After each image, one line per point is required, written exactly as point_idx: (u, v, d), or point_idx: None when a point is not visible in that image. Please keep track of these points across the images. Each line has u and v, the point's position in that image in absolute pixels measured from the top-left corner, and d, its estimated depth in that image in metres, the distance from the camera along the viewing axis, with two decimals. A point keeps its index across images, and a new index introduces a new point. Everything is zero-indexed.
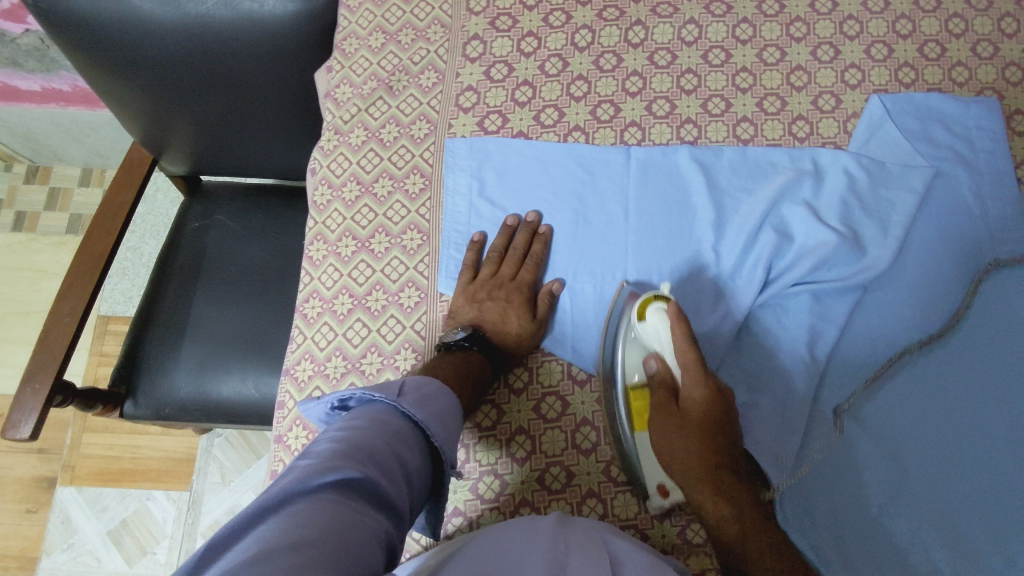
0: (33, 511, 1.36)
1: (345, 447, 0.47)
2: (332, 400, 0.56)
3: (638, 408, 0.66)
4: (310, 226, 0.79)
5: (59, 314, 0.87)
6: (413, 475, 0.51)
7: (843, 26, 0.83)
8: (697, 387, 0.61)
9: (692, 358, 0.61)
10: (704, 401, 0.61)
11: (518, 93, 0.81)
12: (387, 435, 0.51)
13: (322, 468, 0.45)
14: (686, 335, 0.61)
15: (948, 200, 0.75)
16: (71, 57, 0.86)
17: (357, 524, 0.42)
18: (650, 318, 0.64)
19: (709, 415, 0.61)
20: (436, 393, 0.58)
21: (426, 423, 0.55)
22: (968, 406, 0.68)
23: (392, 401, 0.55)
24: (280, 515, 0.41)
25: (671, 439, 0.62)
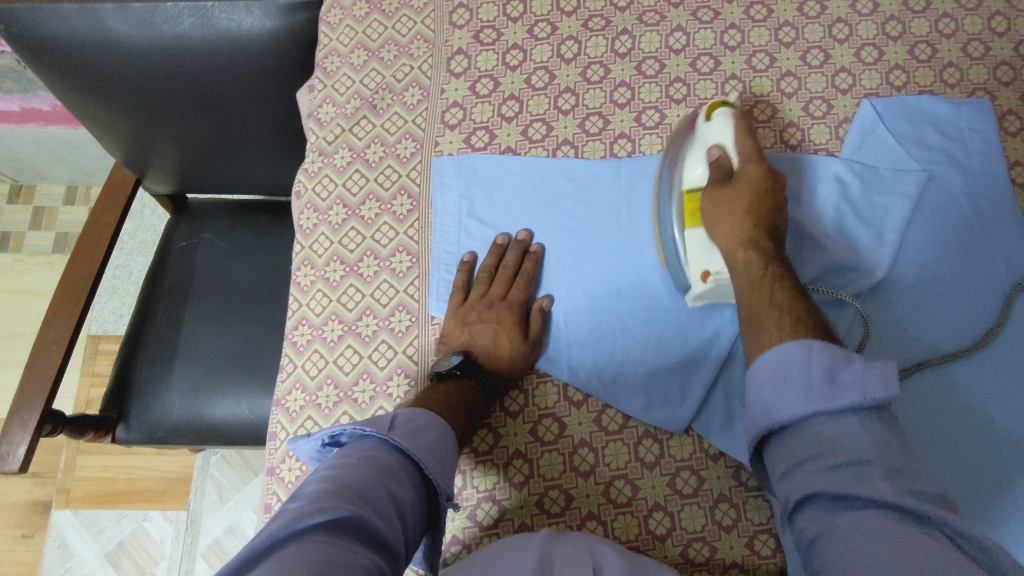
0: (28, 536, 1.34)
1: (334, 486, 0.46)
2: (323, 436, 0.55)
3: (691, 202, 0.68)
4: (297, 251, 0.77)
5: (45, 343, 0.86)
6: (407, 510, 0.50)
7: (832, 30, 0.82)
8: (755, 164, 0.66)
9: (752, 145, 0.67)
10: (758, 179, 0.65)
11: (505, 108, 0.80)
12: (377, 472, 0.50)
13: (309, 509, 0.44)
14: (746, 128, 0.68)
15: (943, 203, 0.75)
16: (47, 80, 0.84)
17: (349, 563, 0.41)
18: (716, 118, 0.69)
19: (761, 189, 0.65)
20: (428, 424, 0.57)
21: (418, 456, 0.53)
22: (967, 413, 0.68)
23: (383, 435, 0.54)
24: (268, 562, 0.40)
25: (723, 205, 0.65)
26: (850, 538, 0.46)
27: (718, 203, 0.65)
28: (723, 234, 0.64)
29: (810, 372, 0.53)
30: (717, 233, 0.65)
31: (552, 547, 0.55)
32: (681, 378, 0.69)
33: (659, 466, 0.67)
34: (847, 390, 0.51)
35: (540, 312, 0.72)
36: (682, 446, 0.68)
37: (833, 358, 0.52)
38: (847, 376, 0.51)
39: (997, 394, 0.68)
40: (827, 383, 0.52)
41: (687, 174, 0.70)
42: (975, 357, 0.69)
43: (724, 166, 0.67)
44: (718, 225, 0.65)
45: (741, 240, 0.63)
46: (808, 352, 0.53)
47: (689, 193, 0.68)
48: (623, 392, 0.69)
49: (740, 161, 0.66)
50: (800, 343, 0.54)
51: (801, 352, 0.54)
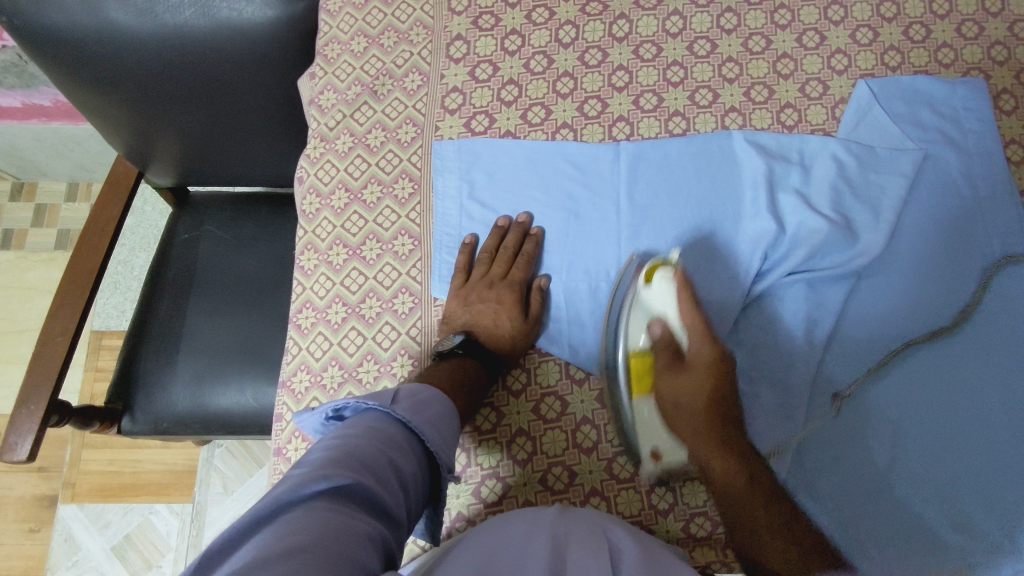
0: (36, 530, 1.35)
1: (339, 455, 0.47)
2: (326, 409, 0.55)
3: (641, 373, 0.65)
4: (301, 235, 0.78)
5: (50, 334, 0.86)
6: (409, 482, 0.51)
7: (828, 11, 0.82)
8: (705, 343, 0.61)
9: (701, 321, 0.61)
10: (713, 363, 0.61)
11: (504, 92, 0.80)
12: (381, 442, 0.50)
13: (314, 477, 0.44)
14: (692, 299, 0.62)
15: (938, 182, 0.75)
16: (50, 73, 0.85)
17: (352, 530, 0.42)
18: (659, 284, 0.64)
19: (715, 375, 0.60)
20: (431, 398, 0.57)
21: (421, 429, 0.54)
22: (964, 390, 0.68)
23: (386, 408, 0.54)
24: (276, 523, 0.40)
25: (680, 399, 0.62)
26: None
27: (677, 398, 0.62)
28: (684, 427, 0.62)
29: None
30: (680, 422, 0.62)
31: (559, 519, 0.56)
32: None
33: None
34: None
35: (539, 292, 0.73)
36: None
37: None
38: None
39: (994, 369, 0.68)
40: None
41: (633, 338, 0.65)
42: (972, 335, 0.70)
43: (670, 343, 0.63)
44: (680, 419, 0.62)
45: (705, 436, 0.60)
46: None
47: (639, 363, 0.65)
48: None
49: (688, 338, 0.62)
50: None
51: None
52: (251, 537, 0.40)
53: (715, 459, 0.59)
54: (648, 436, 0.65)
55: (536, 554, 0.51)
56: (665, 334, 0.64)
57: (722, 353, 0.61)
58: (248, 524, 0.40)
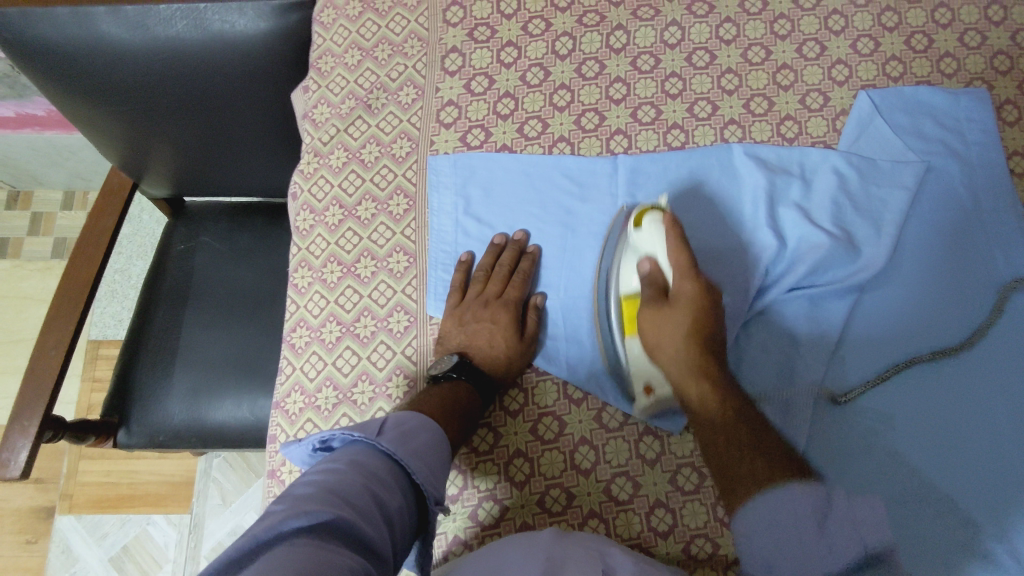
0: (33, 541, 1.34)
1: (320, 491, 0.46)
2: (314, 441, 0.55)
3: (628, 314, 0.66)
4: (294, 252, 0.77)
5: (44, 346, 0.86)
6: (394, 516, 0.50)
7: (828, 21, 0.81)
8: (691, 281, 0.62)
9: (685, 256, 0.63)
10: (696, 298, 0.62)
11: (500, 105, 0.79)
12: (364, 476, 0.50)
13: (293, 513, 0.43)
14: (680, 240, 0.63)
15: (941, 194, 0.74)
16: (41, 85, 0.84)
17: (334, 565, 0.40)
18: (647, 227, 0.66)
19: (698, 310, 0.62)
20: (417, 427, 0.57)
21: (406, 460, 0.53)
22: (968, 406, 0.67)
23: (371, 440, 0.53)
24: (256, 562, 0.39)
25: (660, 331, 0.63)
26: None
27: (659, 328, 0.63)
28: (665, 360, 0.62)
29: (799, 521, 0.50)
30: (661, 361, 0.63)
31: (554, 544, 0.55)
32: None
33: (660, 462, 0.67)
34: (839, 535, 0.50)
35: (536, 310, 0.72)
36: (683, 442, 0.67)
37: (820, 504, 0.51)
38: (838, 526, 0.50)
39: (993, 385, 0.67)
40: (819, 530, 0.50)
41: (624, 282, 0.67)
42: (974, 350, 0.69)
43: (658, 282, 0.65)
44: (662, 355, 0.63)
45: (687, 370, 0.61)
46: (790, 496, 0.51)
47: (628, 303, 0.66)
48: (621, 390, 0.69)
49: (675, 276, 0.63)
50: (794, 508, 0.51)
51: (781, 503, 0.51)
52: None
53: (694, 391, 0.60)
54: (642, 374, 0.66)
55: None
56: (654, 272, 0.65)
57: (709, 290, 0.63)
58: (227, 564, 0.39)
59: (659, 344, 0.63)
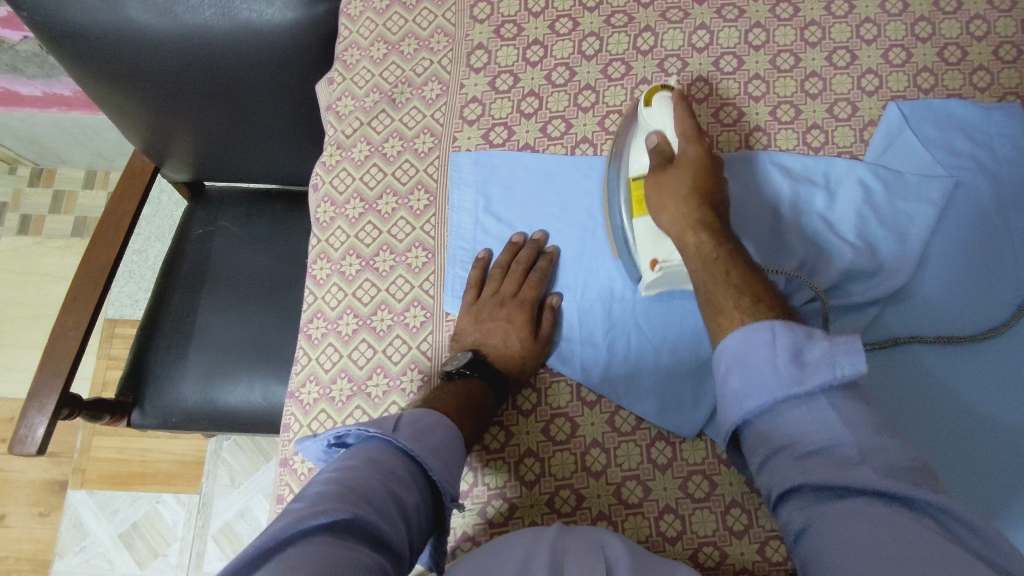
0: (46, 514, 1.37)
1: (338, 489, 0.47)
2: (328, 437, 0.55)
3: (638, 191, 0.69)
4: (314, 243, 0.77)
5: (63, 328, 0.87)
6: (411, 512, 0.50)
7: (860, 30, 0.80)
8: (695, 143, 0.66)
9: (690, 125, 0.67)
10: (698, 158, 0.66)
11: (524, 104, 0.79)
12: (381, 474, 0.50)
13: (312, 512, 0.44)
14: (686, 109, 0.68)
15: (968, 211, 0.73)
16: (69, 68, 0.85)
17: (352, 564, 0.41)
18: (656, 103, 0.70)
19: (700, 169, 0.65)
20: (433, 424, 0.57)
21: (423, 456, 0.53)
22: (982, 426, 0.67)
23: (387, 436, 0.53)
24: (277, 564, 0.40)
25: (663, 189, 0.66)
26: (838, 530, 0.46)
27: (662, 188, 0.66)
28: (667, 216, 0.65)
29: (776, 353, 0.54)
30: (663, 218, 0.65)
31: (562, 542, 0.56)
32: (695, 383, 0.68)
33: (670, 469, 0.67)
34: (813, 368, 0.52)
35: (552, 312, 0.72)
36: (695, 450, 0.67)
37: (798, 339, 0.54)
38: (813, 357, 0.52)
39: (1004, 400, 0.68)
40: (794, 364, 0.53)
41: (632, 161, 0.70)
42: (989, 369, 0.69)
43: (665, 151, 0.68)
44: (665, 212, 0.65)
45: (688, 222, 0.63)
46: (771, 331, 0.55)
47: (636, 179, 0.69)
48: (635, 393, 0.69)
49: (680, 141, 0.67)
50: (763, 326, 0.55)
51: (762, 336, 0.55)
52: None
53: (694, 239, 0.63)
54: (647, 248, 0.68)
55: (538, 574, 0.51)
56: (661, 142, 0.68)
57: (710, 155, 0.67)
58: (249, 561, 0.41)
59: (663, 198, 0.65)
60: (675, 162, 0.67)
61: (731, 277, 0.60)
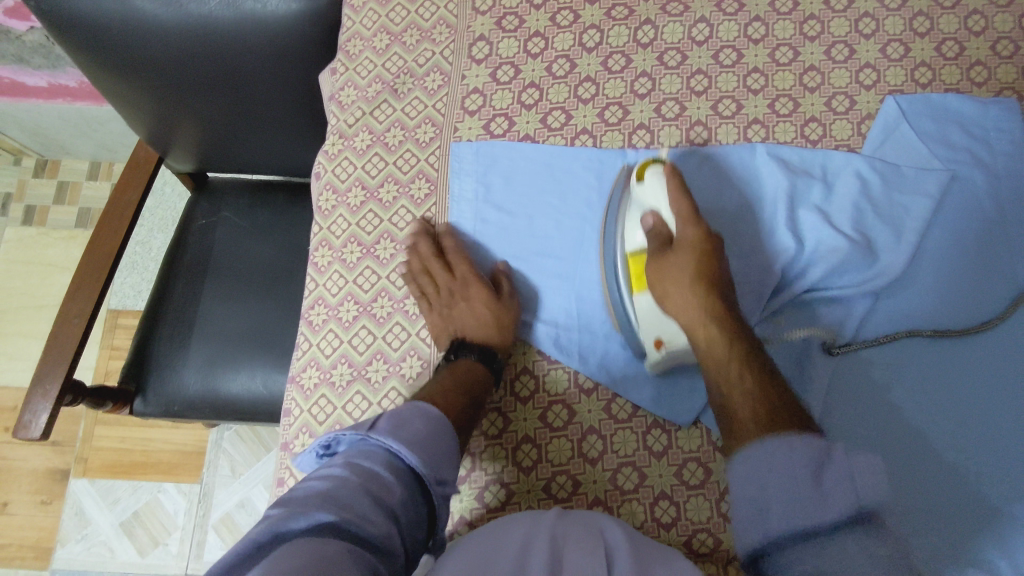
0: (48, 502, 1.38)
1: (321, 492, 0.48)
2: (316, 447, 0.56)
3: (637, 269, 0.66)
4: (316, 231, 0.78)
5: (67, 316, 0.88)
6: (398, 510, 0.50)
7: (859, 24, 0.81)
8: (694, 226, 0.63)
9: (686, 204, 0.64)
10: (699, 242, 0.63)
11: (525, 95, 0.80)
12: (363, 475, 0.50)
13: (294, 514, 0.46)
14: (681, 187, 0.64)
15: (964, 204, 0.74)
16: (75, 58, 0.86)
17: (333, 556, 0.42)
18: (649, 179, 0.66)
19: (701, 254, 0.62)
20: (413, 414, 0.56)
21: (400, 446, 0.53)
22: (983, 418, 0.67)
23: (363, 435, 0.54)
24: (261, 561, 0.42)
25: (667, 277, 0.63)
26: None
27: (665, 276, 0.63)
28: (674, 305, 0.63)
29: (798, 474, 0.51)
30: (669, 308, 0.63)
31: (559, 526, 0.56)
32: (691, 373, 0.69)
33: (666, 456, 0.67)
34: (836, 494, 0.50)
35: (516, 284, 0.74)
36: (691, 438, 0.68)
37: (819, 454, 0.52)
38: (832, 475, 0.51)
39: (1002, 396, 0.68)
40: (813, 482, 0.51)
41: (627, 239, 0.68)
42: (986, 362, 0.69)
43: (663, 233, 0.65)
44: (671, 303, 0.63)
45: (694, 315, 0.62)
46: (790, 448, 0.53)
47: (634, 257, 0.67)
48: (632, 382, 0.69)
49: (679, 223, 0.64)
50: (786, 443, 0.53)
51: (783, 449, 0.53)
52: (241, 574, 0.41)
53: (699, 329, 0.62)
54: (650, 328, 0.66)
55: (536, 561, 0.52)
56: (658, 223, 0.65)
57: (709, 236, 0.64)
58: (238, 561, 0.43)
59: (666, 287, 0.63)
60: (675, 245, 0.64)
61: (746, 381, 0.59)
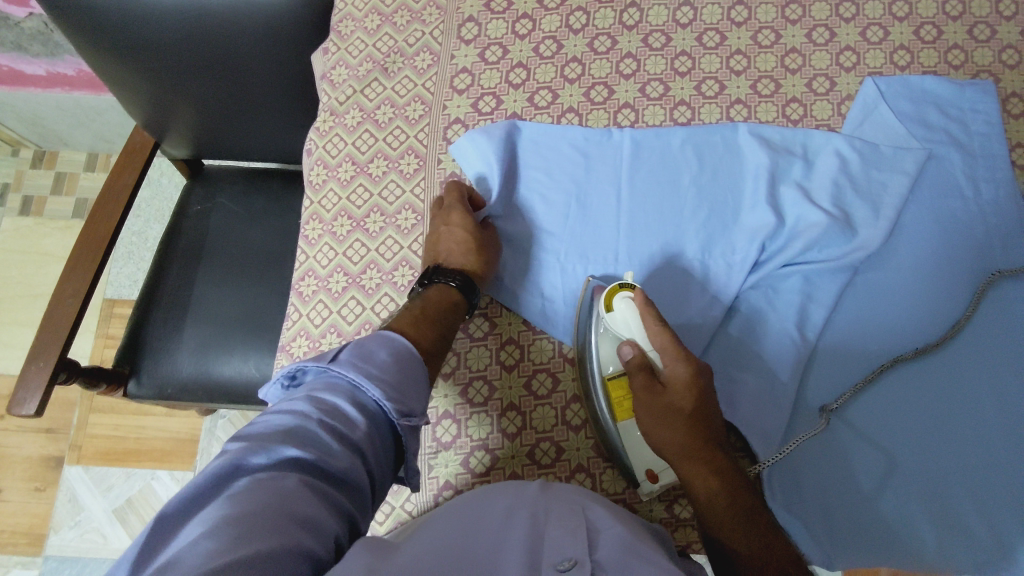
0: (42, 489, 1.39)
1: (282, 428, 0.48)
2: (281, 377, 0.56)
3: (618, 396, 0.65)
4: (307, 206, 0.80)
5: (62, 296, 0.89)
6: (361, 445, 0.51)
7: (839, 9, 0.83)
8: (685, 364, 0.60)
9: (669, 338, 0.61)
10: (687, 381, 0.60)
11: (512, 75, 0.82)
12: (325, 411, 0.51)
13: (253, 450, 0.46)
14: (657, 319, 0.63)
15: (941, 182, 0.76)
16: (73, 41, 0.88)
17: (290, 501, 0.43)
18: (619, 307, 0.64)
19: (697, 397, 0.60)
20: (377, 347, 0.57)
21: (361, 379, 0.54)
22: (959, 393, 0.69)
23: (324, 366, 0.55)
24: (222, 495, 0.43)
25: (663, 416, 0.60)
26: None
27: (659, 415, 0.60)
28: (663, 443, 0.60)
29: None
30: (657, 442, 0.61)
31: (542, 502, 0.55)
32: None
33: None
34: None
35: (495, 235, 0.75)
36: None
37: None
38: None
39: (980, 376, 0.69)
40: None
41: (607, 362, 0.66)
42: (964, 335, 0.71)
43: (646, 364, 0.62)
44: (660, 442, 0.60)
45: (680, 454, 0.59)
46: None
47: (614, 381, 0.65)
48: None
49: (669, 361, 0.61)
50: None
51: None
52: (205, 504, 0.42)
53: (695, 475, 0.58)
54: (640, 459, 0.64)
55: (515, 531, 0.51)
56: (637, 353, 0.63)
57: (699, 369, 0.61)
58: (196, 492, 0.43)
59: (656, 429, 0.61)
60: (664, 381, 0.61)
61: (741, 524, 0.55)
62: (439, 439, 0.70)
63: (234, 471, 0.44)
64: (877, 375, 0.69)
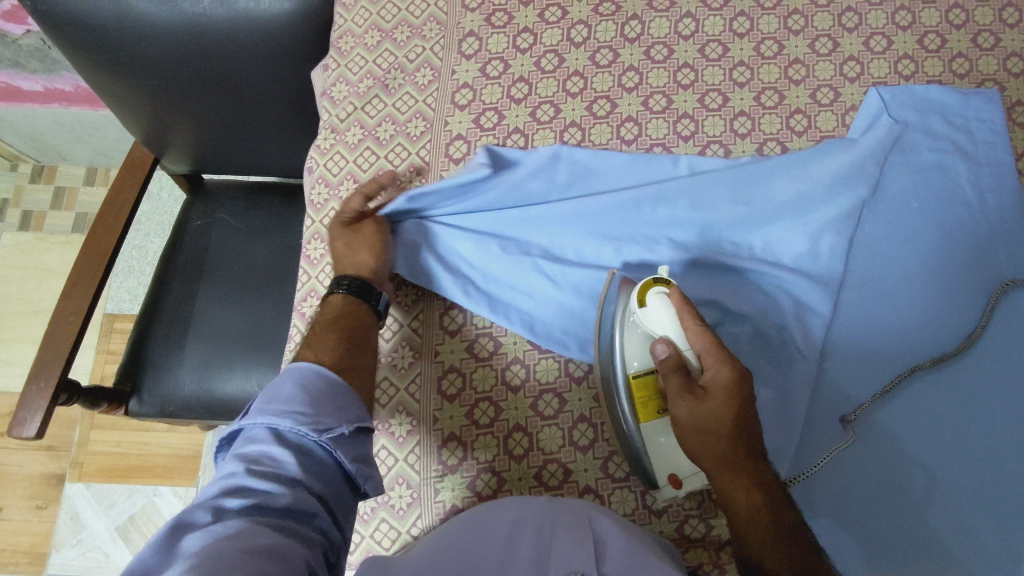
0: (43, 507, 1.37)
1: (217, 486, 0.48)
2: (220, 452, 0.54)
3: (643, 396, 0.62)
4: (308, 224, 0.79)
5: (62, 313, 0.88)
6: (303, 476, 0.49)
7: (842, 18, 0.82)
8: (726, 367, 0.56)
9: (711, 341, 0.58)
10: (730, 386, 0.56)
11: (514, 89, 0.81)
12: (249, 459, 0.49)
13: (192, 512, 0.45)
14: (697, 317, 0.60)
15: (948, 192, 0.74)
16: (70, 57, 0.87)
17: (244, 541, 0.42)
18: (653, 302, 0.61)
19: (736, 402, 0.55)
20: (281, 381, 0.54)
21: (273, 420, 0.51)
22: (969, 406, 0.68)
23: (241, 425, 0.53)
24: (177, 553, 0.42)
25: (700, 426, 0.56)
26: None
27: (700, 426, 0.56)
28: (699, 450, 0.57)
29: None
30: (693, 450, 0.57)
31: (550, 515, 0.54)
32: None
33: None
34: None
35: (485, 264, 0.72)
36: None
37: None
38: None
39: (991, 387, 0.68)
40: None
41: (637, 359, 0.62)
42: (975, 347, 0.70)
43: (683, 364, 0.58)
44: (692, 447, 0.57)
45: (718, 465, 0.56)
46: None
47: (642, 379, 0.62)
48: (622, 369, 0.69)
49: (711, 362, 0.57)
50: None
51: None
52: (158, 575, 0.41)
53: (737, 488, 0.55)
54: (663, 466, 0.62)
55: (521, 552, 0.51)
56: (673, 352, 0.58)
57: (743, 373, 0.56)
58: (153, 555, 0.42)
59: (694, 434, 0.57)
60: (704, 386, 0.57)
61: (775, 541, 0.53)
62: (444, 462, 0.69)
63: (179, 530, 0.43)
64: (891, 388, 0.69)
